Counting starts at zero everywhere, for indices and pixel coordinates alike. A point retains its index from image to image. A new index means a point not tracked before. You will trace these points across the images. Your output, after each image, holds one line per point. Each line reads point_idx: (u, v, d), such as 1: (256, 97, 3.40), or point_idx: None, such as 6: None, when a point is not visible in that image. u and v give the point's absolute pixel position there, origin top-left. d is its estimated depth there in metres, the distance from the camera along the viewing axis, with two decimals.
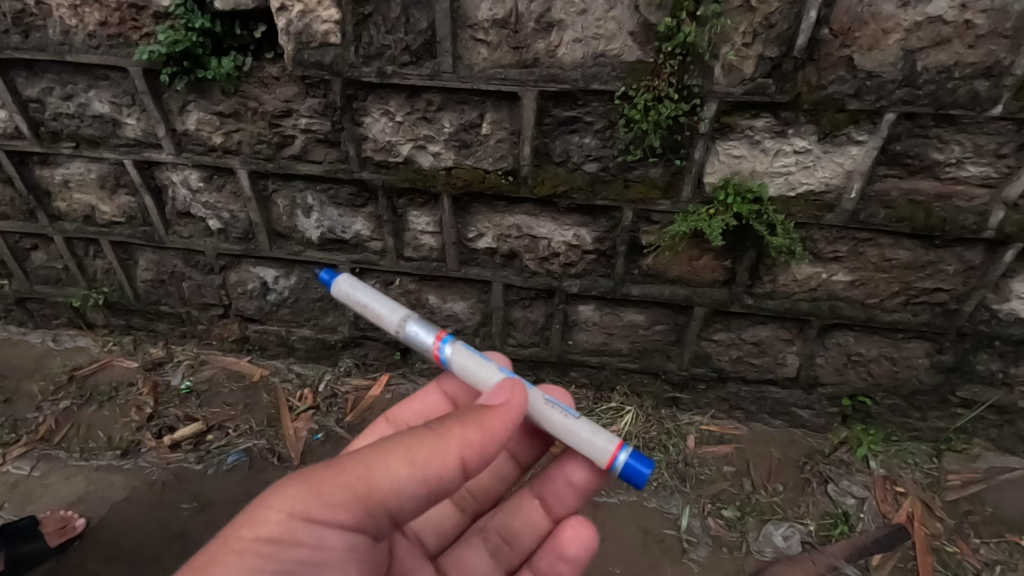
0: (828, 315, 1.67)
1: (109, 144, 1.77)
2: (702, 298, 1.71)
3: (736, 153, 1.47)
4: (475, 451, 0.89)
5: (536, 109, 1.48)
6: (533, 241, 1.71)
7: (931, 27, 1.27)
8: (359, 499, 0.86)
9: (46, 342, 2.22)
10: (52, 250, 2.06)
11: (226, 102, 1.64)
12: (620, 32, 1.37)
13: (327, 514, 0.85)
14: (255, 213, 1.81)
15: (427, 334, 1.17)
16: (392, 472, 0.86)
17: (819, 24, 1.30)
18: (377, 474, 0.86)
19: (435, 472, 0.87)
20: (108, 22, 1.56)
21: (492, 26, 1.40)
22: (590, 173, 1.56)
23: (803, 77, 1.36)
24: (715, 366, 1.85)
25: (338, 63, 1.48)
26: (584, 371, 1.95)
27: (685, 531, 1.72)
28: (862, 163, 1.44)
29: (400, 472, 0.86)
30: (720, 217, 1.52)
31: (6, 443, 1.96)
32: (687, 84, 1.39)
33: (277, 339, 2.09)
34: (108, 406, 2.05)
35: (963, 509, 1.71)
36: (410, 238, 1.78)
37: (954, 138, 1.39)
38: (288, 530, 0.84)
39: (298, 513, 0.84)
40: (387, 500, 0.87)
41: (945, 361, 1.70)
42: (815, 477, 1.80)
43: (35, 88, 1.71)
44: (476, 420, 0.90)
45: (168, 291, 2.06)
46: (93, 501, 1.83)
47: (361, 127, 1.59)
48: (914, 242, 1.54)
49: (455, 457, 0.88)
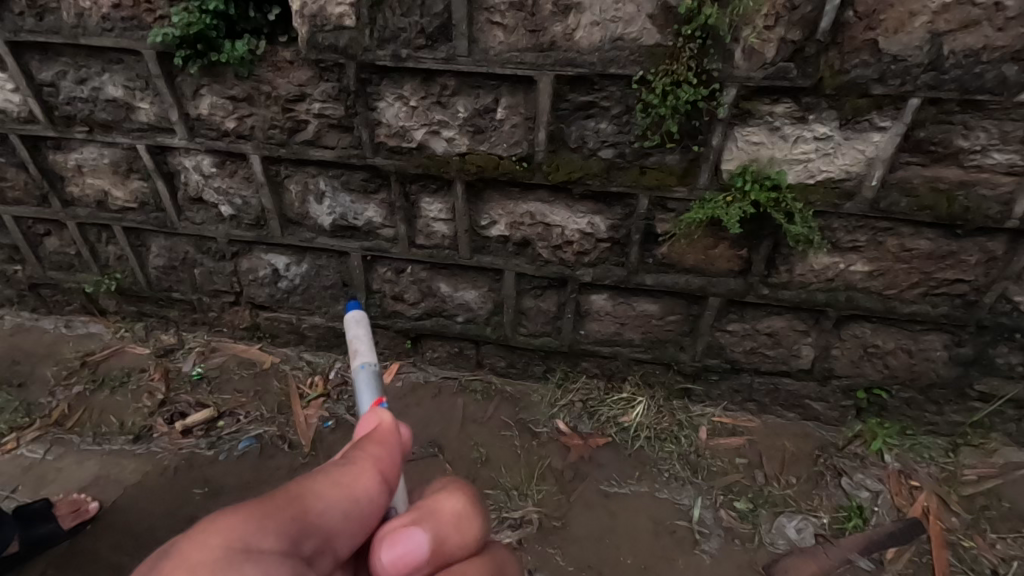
0: (845, 306, 1.64)
1: (123, 128, 1.77)
2: (717, 288, 1.69)
3: (754, 140, 1.45)
4: (388, 461, 0.88)
5: (552, 94, 1.47)
6: (547, 229, 1.70)
7: (959, 9, 1.25)
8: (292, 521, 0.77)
9: (58, 328, 2.22)
10: (64, 236, 2.06)
11: (239, 86, 1.63)
12: (639, 15, 1.35)
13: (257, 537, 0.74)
14: (267, 198, 1.80)
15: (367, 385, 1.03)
16: (323, 494, 0.80)
17: (844, 7, 1.28)
18: (307, 494, 0.80)
19: (364, 491, 0.83)
20: (122, 5, 1.56)
21: (509, 9, 1.38)
22: (606, 159, 1.54)
23: (826, 60, 1.34)
24: (728, 357, 1.83)
25: (352, 46, 1.47)
26: (595, 362, 1.93)
27: (696, 523, 1.70)
28: (883, 151, 1.42)
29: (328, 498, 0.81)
30: (737, 204, 1.51)
31: (20, 426, 1.97)
32: (706, 68, 1.37)
33: (288, 327, 2.09)
34: (120, 392, 2.05)
35: (980, 504, 1.69)
36: (422, 225, 1.76)
37: (979, 125, 1.36)
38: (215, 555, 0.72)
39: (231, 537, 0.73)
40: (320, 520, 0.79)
41: (964, 354, 1.68)
42: (829, 471, 1.78)
43: (49, 72, 1.70)
44: (375, 441, 0.89)
45: (179, 277, 2.05)
46: (105, 485, 1.83)
47: (374, 112, 1.58)
48: (935, 231, 1.52)
49: (375, 475, 0.85)
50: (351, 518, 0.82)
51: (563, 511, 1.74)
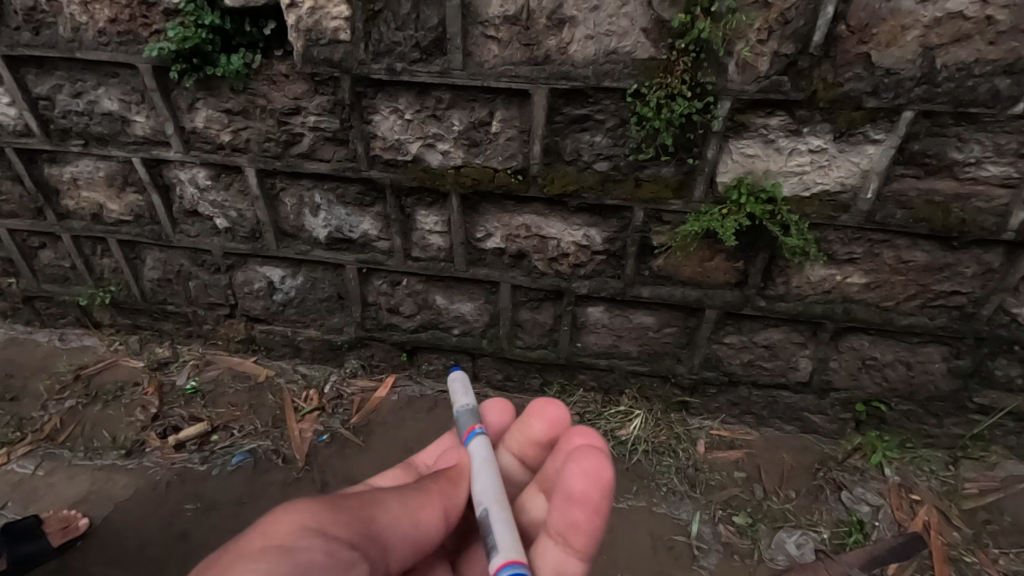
0: (843, 318, 1.64)
1: (118, 142, 1.77)
2: (713, 300, 1.68)
3: (749, 152, 1.45)
4: (454, 491, 1.02)
5: (547, 107, 1.47)
6: (542, 242, 1.69)
7: (951, 23, 1.25)
8: (361, 524, 0.87)
9: (52, 341, 2.21)
10: (59, 249, 2.05)
11: (235, 99, 1.63)
12: (632, 29, 1.36)
13: (332, 530, 0.83)
14: (263, 211, 1.80)
15: (468, 420, 1.15)
16: (390, 512, 0.91)
17: (837, 21, 1.29)
18: (375, 510, 0.90)
19: (426, 518, 0.95)
20: (118, 19, 1.56)
21: (503, 23, 1.39)
22: (601, 172, 1.54)
23: (819, 74, 1.34)
24: (726, 369, 1.82)
25: (347, 60, 1.47)
26: (592, 374, 1.92)
27: (695, 538, 1.68)
28: (878, 163, 1.41)
29: (397, 513, 0.92)
30: (733, 216, 1.50)
31: (11, 441, 1.95)
32: (701, 81, 1.38)
33: (283, 340, 2.07)
34: (113, 406, 2.03)
35: (981, 518, 1.67)
36: (418, 237, 1.76)
37: (973, 137, 1.36)
38: (300, 538, 0.81)
39: (312, 526, 0.82)
40: (387, 538, 0.89)
41: (962, 366, 1.67)
42: (829, 484, 1.76)
43: (45, 85, 1.70)
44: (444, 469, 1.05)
45: (175, 290, 2.04)
46: (97, 501, 1.82)
47: (370, 125, 1.58)
48: (931, 243, 1.51)
49: (438, 506, 0.97)
50: (405, 540, 0.92)
51: None
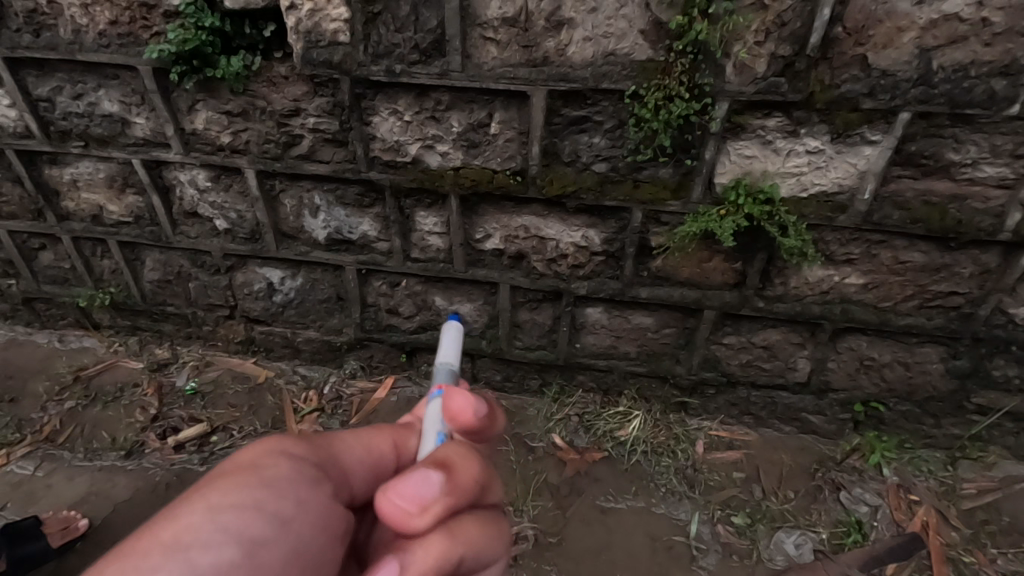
0: (841, 318, 1.64)
1: (118, 143, 1.77)
2: (711, 301, 1.69)
3: (747, 153, 1.46)
4: (401, 432, 0.96)
5: (545, 109, 1.48)
6: (541, 243, 1.70)
7: (947, 24, 1.26)
8: (319, 446, 0.86)
9: (52, 343, 2.21)
10: (59, 251, 2.05)
11: (234, 101, 1.63)
12: (630, 31, 1.36)
13: (292, 450, 0.83)
14: (262, 212, 1.80)
15: (443, 377, 1.03)
16: (347, 437, 0.89)
17: (834, 22, 1.30)
18: (332, 436, 0.89)
19: (381, 446, 0.92)
20: (118, 21, 1.57)
21: (502, 25, 1.39)
22: (599, 173, 1.55)
23: (816, 75, 1.35)
24: (724, 370, 1.82)
25: (346, 62, 1.48)
26: (591, 375, 1.92)
27: (694, 538, 1.69)
28: (875, 164, 1.42)
29: (351, 438, 0.90)
30: (731, 217, 1.51)
31: (10, 443, 1.96)
32: (698, 82, 1.38)
33: (283, 341, 2.08)
34: (113, 407, 2.04)
35: (980, 518, 1.67)
36: (417, 238, 1.76)
37: (970, 138, 1.37)
38: (264, 456, 0.81)
39: (274, 445, 0.82)
40: (348, 461, 0.87)
41: (960, 367, 1.67)
42: (827, 485, 1.76)
43: (46, 87, 1.71)
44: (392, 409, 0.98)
45: (174, 291, 2.05)
46: (97, 501, 1.82)
47: (369, 126, 1.59)
48: (929, 244, 1.52)
49: (390, 438, 0.94)
50: (365, 466, 0.89)
51: (559, 526, 1.72)
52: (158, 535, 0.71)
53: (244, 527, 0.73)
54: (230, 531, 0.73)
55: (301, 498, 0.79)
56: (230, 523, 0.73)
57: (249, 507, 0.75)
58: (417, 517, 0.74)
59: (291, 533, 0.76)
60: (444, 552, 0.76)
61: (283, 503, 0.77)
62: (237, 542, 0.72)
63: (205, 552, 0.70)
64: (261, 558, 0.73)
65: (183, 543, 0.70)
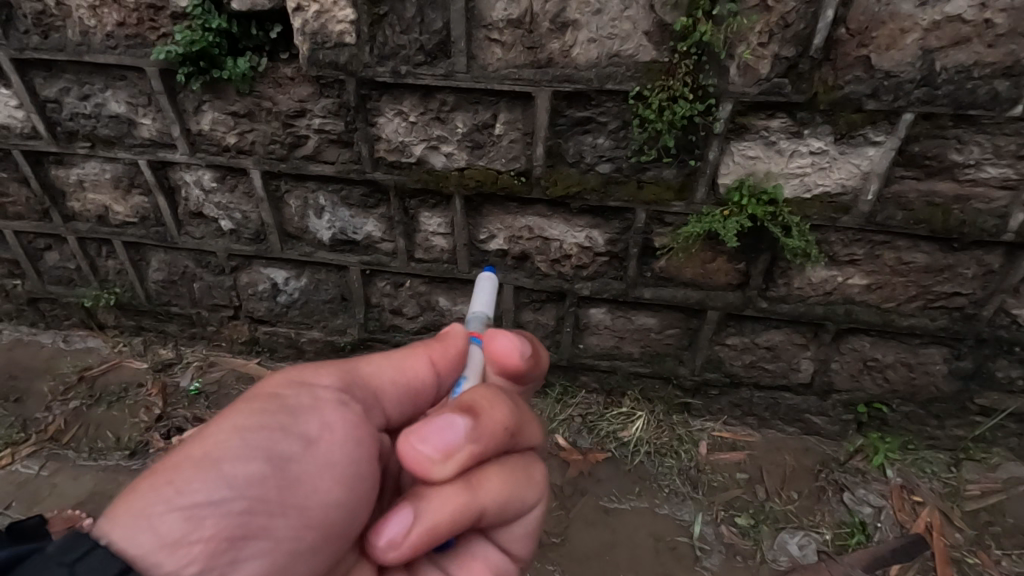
0: (844, 319, 1.65)
1: (124, 144, 1.78)
2: (715, 301, 1.69)
3: (751, 154, 1.47)
4: (444, 358, 1.03)
5: (550, 110, 1.49)
6: (545, 243, 1.70)
7: (950, 26, 1.27)
8: (348, 373, 0.99)
9: (56, 343, 2.22)
10: (65, 251, 2.06)
11: (241, 102, 1.64)
12: (635, 32, 1.37)
13: (319, 378, 0.97)
14: (267, 213, 1.81)
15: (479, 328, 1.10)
16: (377, 361, 1.02)
17: (837, 24, 1.30)
18: (362, 361, 1.01)
19: (413, 369, 1.02)
20: (126, 23, 1.58)
21: (507, 26, 1.40)
22: (604, 173, 1.55)
23: (820, 77, 1.35)
24: (727, 370, 1.82)
25: (352, 63, 1.49)
26: (594, 376, 1.92)
27: (697, 539, 1.69)
28: (879, 165, 1.43)
29: (382, 362, 1.02)
30: (735, 218, 1.52)
31: (15, 442, 1.96)
32: (702, 83, 1.39)
33: (286, 341, 2.08)
34: (117, 407, 2.04)
35: (984, 519, 1.67)
36: (421, 239, 1.77)
37: (973, 139, 1.38)
38: (288, 385, 0.96)
39: (298, 374, 0.97)
40: (375, 382, 1.00)
41: (963, 368, 1.68)
42: (831, 486, 1.76)
43: (53, 88, 1.72)
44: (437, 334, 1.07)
45: (179, 291, 2.06)
46: (102, 501, 1.82)
47: (374, 127, 1.59)
48: (932, 245, 1.52)
49: (426, 359, 1.03)
50: (396, 386, 1.02)
51: (562, 527, 1.72)
52: (191, 450, 0.88)
53: (269, 446, 0.90)
54: (257, 448, 0.90)
55: (326, 417, 0.94)
56: (256, 442, 0.90)
57: (274, 428, 0.91)
58: (434, 464, 0.87)
59: (316, 451, 0.92)
60: (455, 500, 0.89)
61: (305, 425, 0.92)
62: (263, 457, 0.89)
63: (236, 464, 0.88)
64: (289, 470, 0.90)
65: (213, 458, 0.87)
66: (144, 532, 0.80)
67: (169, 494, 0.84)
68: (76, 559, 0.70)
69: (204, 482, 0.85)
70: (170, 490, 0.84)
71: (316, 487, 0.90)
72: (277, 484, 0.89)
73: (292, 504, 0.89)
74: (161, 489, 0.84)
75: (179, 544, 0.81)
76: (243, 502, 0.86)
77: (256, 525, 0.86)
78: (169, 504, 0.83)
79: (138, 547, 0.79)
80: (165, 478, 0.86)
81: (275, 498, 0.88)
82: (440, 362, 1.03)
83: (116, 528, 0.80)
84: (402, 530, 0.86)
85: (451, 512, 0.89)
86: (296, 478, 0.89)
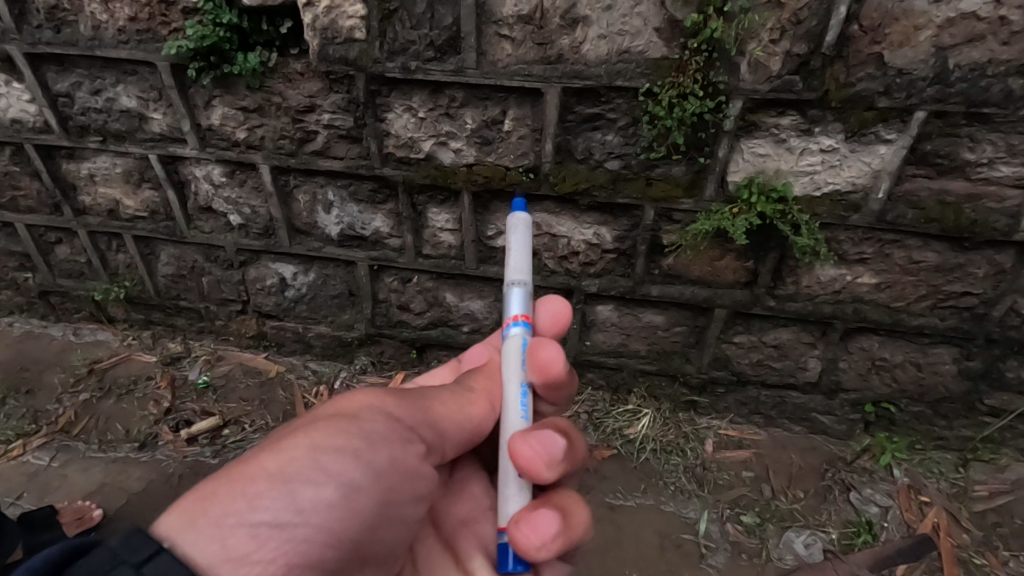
0: (852, 318, 1.64)
1: (135, 139, 1.79)
2: (723, 299, 1.69)
3: (761, 152, 1.46)
4: (496, 396, 1.13)
5: (559, 106, 1.48)
6: (552, 240, 1.70)
7: (964, 23, 1.26)
8: (423, 410, 1.01)
9: (66, 336, 2.23)
10: (75, 244, 2.08)
11: (251, 97, 1.65)
12: (645, 29, 1.37)
13: (394, 410, 0.97)
14: (276, 208, 1.82)
15: (517, 306, 1.13)
16: (442, 405, 1.04)
17: (850, 20, 1.30)
18: (430, 401, 1.04)
19: (476, 412, 1.08)
20: (138, 18, 1.59)
21: (517, 22, 1.40)
22: (612, 170, 1.55)
23: (832, 74, 1.35)
24: (735, 369, 1.82)
25: (362, 58, 1.49)
26: (601, 373, 1.92)
27: (702, 536, 1.69)
28: (890, 163, 1.42)
29: (450, 403, 1.05)
30: (743, 216, 1.51)
31: (26, 433, 1.98)
32: (713, 80, 1.39)
33: (294, 336, 2.09)
34: (126, 399, 2.06)
35: (991, 521, 1.66)
36: (429, 235, 1.77)
37: (985, 137, 1.37)
38: (367, 414, 0.95)
39: (378, 404, 0.97)
40: (440, 425, 1.02)
41: (973, 368, 1.67)
42: (837, 485, 1.76)
43: (65, 82, 1.73)
44: (483, 373, 1.15)
45: (188, 285, 2.07)
46: (111, 492, 1.85)
47: (384, 122, 1.60)
48: (943, 244, 1.51)
49: (486, 404, 1.10)
50: (461, 431, 1.05)
51: None
52: (265, 464, 0.85)
53: (342, 471, 0.88)
54: (331, 471, 0.87)
55: (396, 454, 0.94)
56: (331, 466, 0.87)
57: (348, 454, 0.89)
58: (541, 466, 0.97)
59: (382, 485, 0.91)
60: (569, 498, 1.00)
61: (378, 456, 0.92)
62: (335, 482, 0.86)
63: (309, 487, 0.85)
64: (355, 501, 0.88)
65: (286, 475, 0.84)
66: (215, 542, 0.75)
67: (241, 507, 0.79)
68: (143, 560, 0.65)
69: (277, 501, 0.82)
70: (244, 502, 0.80)
71: (371, 525, 0.90)
72: (340, 517, 0.86)
73: (346, 539, 0.87)
74: (234, 500, 0.79)
75: (243, 562, 0.76)
76: (309, 530, 0.82)
77: (312, 556, 0.82)
78: (241, 520, 0.78)
79: (206, 556, 0.73)
80: (238, 486, 0.81)
81: (334, 528, 0.85)
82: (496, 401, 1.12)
83: (186, 533, 0.74)
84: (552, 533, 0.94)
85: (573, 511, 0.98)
86: (358, 512, 0.88)
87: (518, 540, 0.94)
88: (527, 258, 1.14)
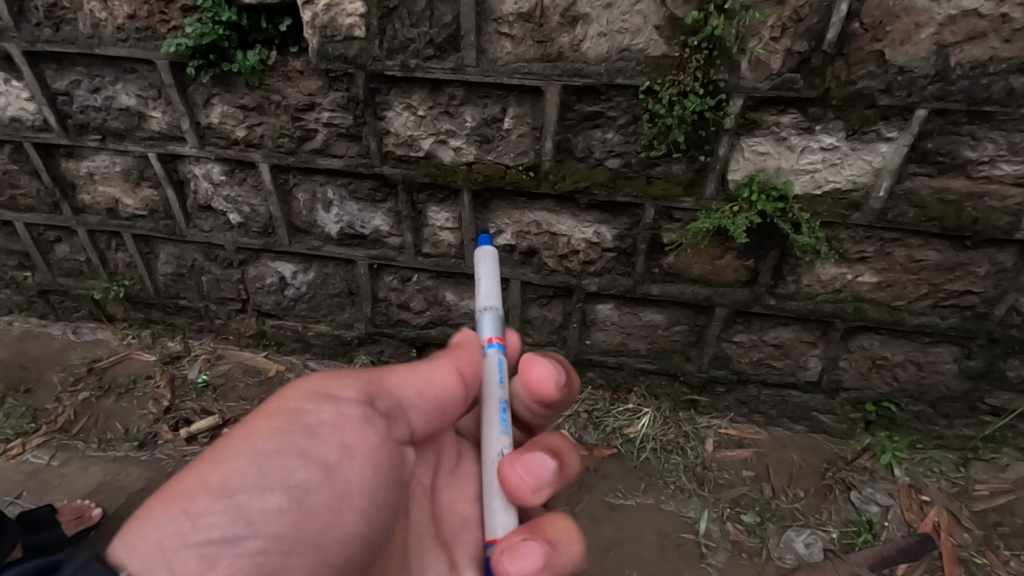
0: (853, 316, 1.63)
1: (135, 137, 1.79)
2: (723, 298, 1.68)
3: (761, 150, 1.46)
4: (468, 364, 1.06)
5: (559, 104, 1.48)
6: (552, 238, 1.69)
7: (965, 20, 1.26)
8: (370, 385, 0.99)
9: (66, 335, 2.23)
10: (74, 243, 2.07)
11: (250, 95, 1.64)
12: (646, 26, 1.37)
13: (337, 392, 0.97)
14: (276, 206, 1.81)
15: (488, 330, 1.09)
16: (396, 374, 1.02)
17: (851, 18, 1.29)
18: (384, 374, 1.01)
19: (439, 380, 1.02)
20: (137, 15, 1.58)
21: (517, 20, 1.40)
22: (612, 169, 1.55)
23: (833, 71, 1.34)
24: (735, 368, 1.81)
25: (362, 56, 1.49)
26: (601, 372, 1.92)
27: (702, 536, 1.68)
28: (891, 161, 1.42)
29: (406, 374, 1.02)
30: (744, 214, 1.51)
31: (26, 432, 1.98)
32: (714, 78, 1.38)
33: (293, 335, 2.09)
34: (126, 398, 2.05)
35: (992, 520, 1.66)
36: (429, 234, 1.77)
37: (987, 135, 1.36)
38: (310, 403, 0.95)
39: (319, 389, 0.96)
40: (394, 398, 1.00)
41: (974, 367, 1.66)
42: (838, 484, 1.75)
43: (64, 81, 1.73)
44: (457, 352, 1.07)
45: (188, 284, 2.06)
46: (111, 491, 1.84)
47: (383, 121, 1.59)
48: (944, 242, 1.51)
49: (451, 368, 1.04)
50: (423, 398, 1.02)
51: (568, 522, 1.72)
52: (206, 476, 0.86)
53: (286, 472, 0.89)
54: (275, 475, 0.88)
55: (343, 438, 0.94)
56: (272, 468, 0.89)
57: (291, 456, 0.90)
58: (525, 488, 0.98)
59: (334, 477, 0.92)
60: (561, 529, 0.98)
61: (324, 448, 0.92)
62: (280, 486, 0.88)
63: (253, 495, 0.86)
64: (306, 501, 0.89)
65: (229, 485, 0.86)
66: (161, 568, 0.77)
67: (183, 526, 0.81)
68: None
69: (222, 516, 0.83)
70: (186, 522, 0.81)
71: (332, 517, 0.90)
72: (293, 519, 0.87)
73: (308, 540, 0.88)
74: (175, 520, 0.81)
75: None
76: (260, 539, 0.84)
77: (271, 564, 0.84)
78: (183, 540, 0.80)
79: None
80: (180, 506, 0.83)
81: (291, 533, 0.87)
82: (468, 370, 1.05)
83: (133, 560, 0.76)
84: (534, 564, 0.93)
85: (562, 542, 0.97)
86: (312, 510, 0.89)
87: (498, 564, 0.93)
88: (495, 284, 1.10)
